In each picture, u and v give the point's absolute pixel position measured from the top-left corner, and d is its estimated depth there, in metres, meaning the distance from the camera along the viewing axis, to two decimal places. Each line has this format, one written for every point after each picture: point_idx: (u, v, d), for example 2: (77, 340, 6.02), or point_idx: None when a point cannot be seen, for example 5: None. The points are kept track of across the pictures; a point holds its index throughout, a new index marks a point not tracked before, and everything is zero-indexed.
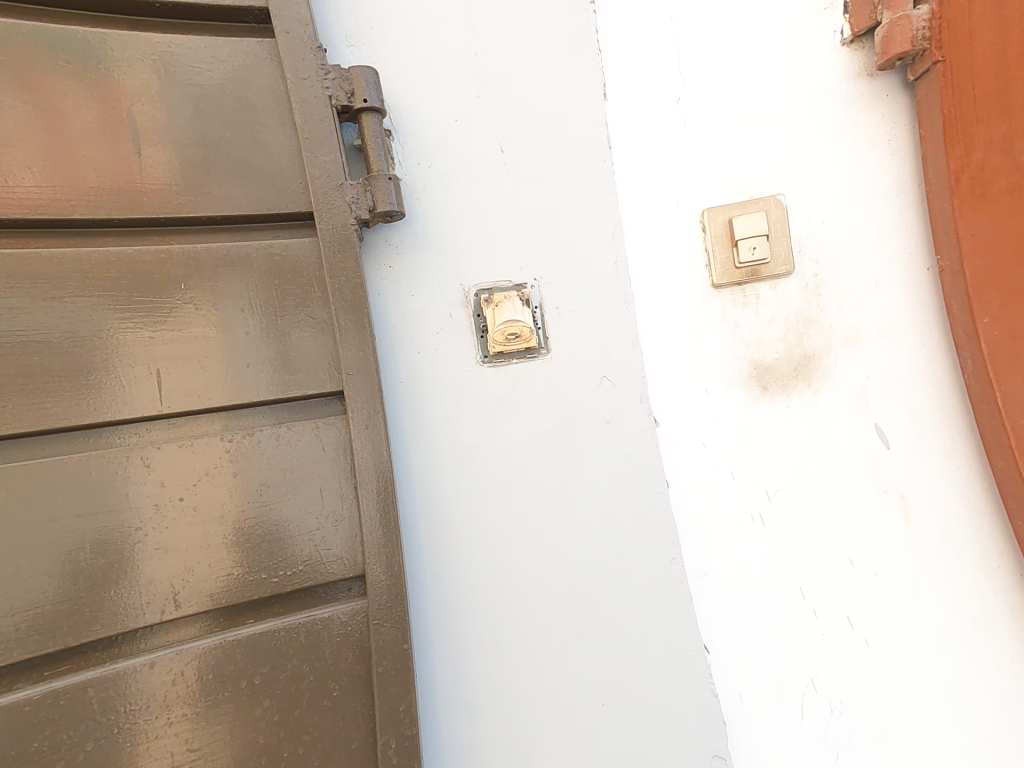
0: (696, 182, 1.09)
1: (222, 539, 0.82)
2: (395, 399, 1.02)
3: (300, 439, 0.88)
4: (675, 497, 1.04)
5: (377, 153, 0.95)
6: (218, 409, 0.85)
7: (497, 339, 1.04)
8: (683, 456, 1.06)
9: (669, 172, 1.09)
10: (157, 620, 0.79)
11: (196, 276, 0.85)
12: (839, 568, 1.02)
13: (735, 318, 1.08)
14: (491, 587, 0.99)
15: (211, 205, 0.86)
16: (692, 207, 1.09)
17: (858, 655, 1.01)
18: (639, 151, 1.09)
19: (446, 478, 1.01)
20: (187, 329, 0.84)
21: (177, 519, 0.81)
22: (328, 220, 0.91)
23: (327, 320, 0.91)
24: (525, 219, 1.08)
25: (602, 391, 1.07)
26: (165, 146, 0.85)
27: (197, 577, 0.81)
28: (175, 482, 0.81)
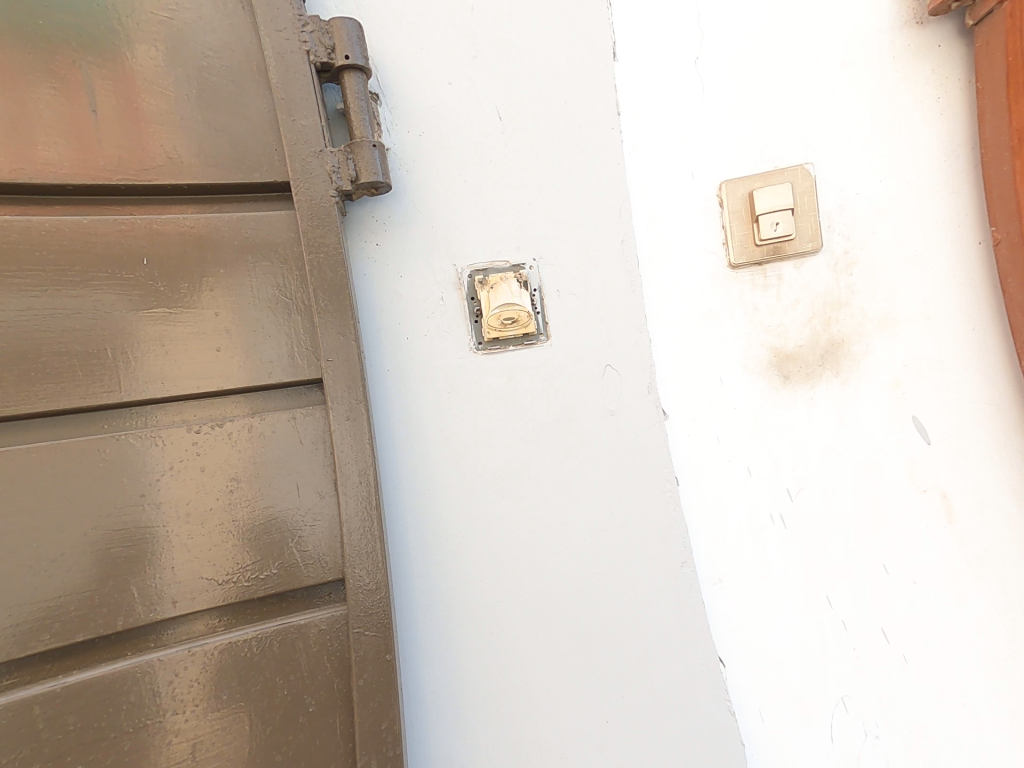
0: (713, 151, 0.99)
1: (188, 539, 0.75)
2: (382, 388, 0.95)
3: (275, 430, 0.81)
4: (687, 496, 0.96)
5: (361, 118, 0.87)
6: (184, 395, 0.78)
7: (492, 325, 0.97)
8: (697, 452, 0.97)
9: (685, 139, 1.00)
10: (110, 630, 0.71)
11: (160, 252, 0.78)
12: (872, 577, 0.93)
13: (752, 301, 0.99)
14: (487, 593, 0.91)
15: (177, 174, 0.79)
16: (709, 179, 1.00)
17: (894, 672, 0.92)
18: (653, 115, 0.99)
19: (438, 474, 0.94)
20: (150, 309, 0.77)
21: (137, 517, 0.74)
22: (308, 192, 0.84)
23: (305, 301, 0.84)
24: (525, 193, 1.00)
25: (606, 380, 0.99)
26: (127, 106, 0.77)
27: (160, 581, 0.74)
28: (134, 478, 0.74)
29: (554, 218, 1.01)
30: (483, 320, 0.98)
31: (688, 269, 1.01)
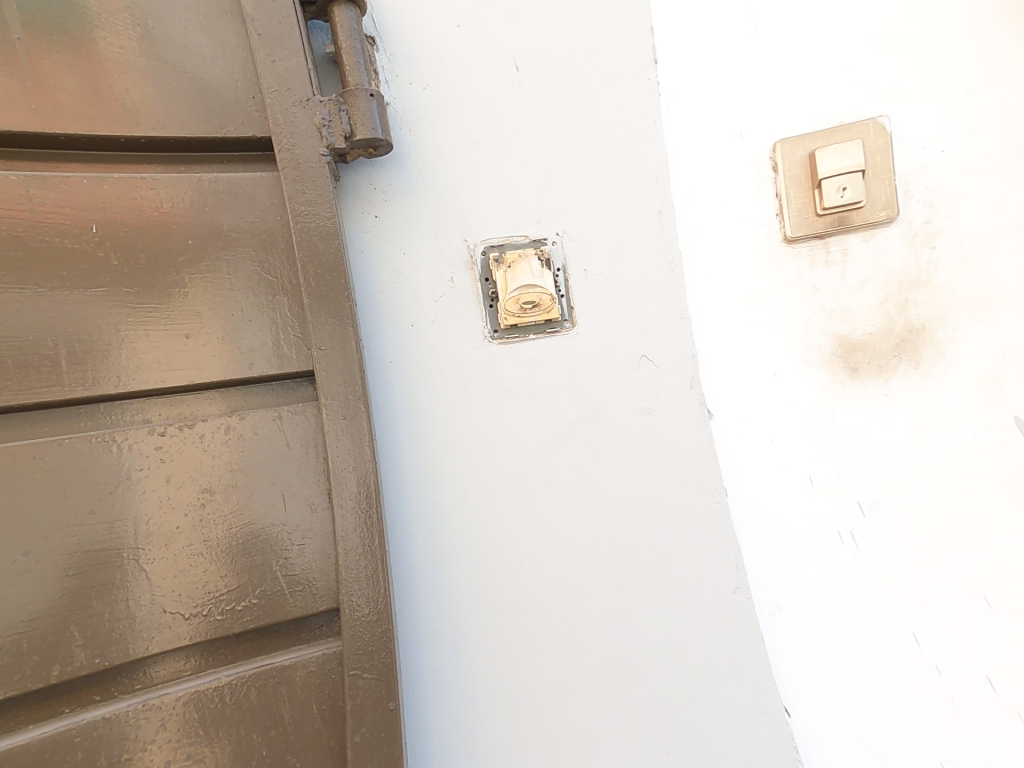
0: (765, 104, 0.85)
1: (150, 562, 0.63)
2: (382, 382, 0.82)
3: (257, 433, 0.69)
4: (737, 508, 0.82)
5: (355, 61, 0.74)
6: (143, 391, 0.66)
7: (510, 310, 0.85)
8: (748, 456, 0.84)
9: (732, 91, 0.85)
10: (45, 683, 0.58)
11: (112, 219, 0.65)
12: (974, 612, 0.80)
13: (813, 282, 0.85)
14: (514, 628, 0.79)
15: (132, 126, 0.66)
16: (761, 138, 0.85)
17: (1004, 727, 0.79)
18: (694, 63, 0.85)
19: (448, 481, 0.81)
20: (100, 288, 0.64)
21: (84, 539, 0.61)
22: (294, 150, 0.72)
23: (291, 279, 0.72)
24: (546, 156, 0.86)
25: (640, 373, 0.86)
26: (66, 39, 0.63)
27: (112, 617, 0.61)
28: (80, 492, 0.61)
29: (581, 185, 0.87)
30: (499, 304, 0.86)
31: (735, 244, 0.87)
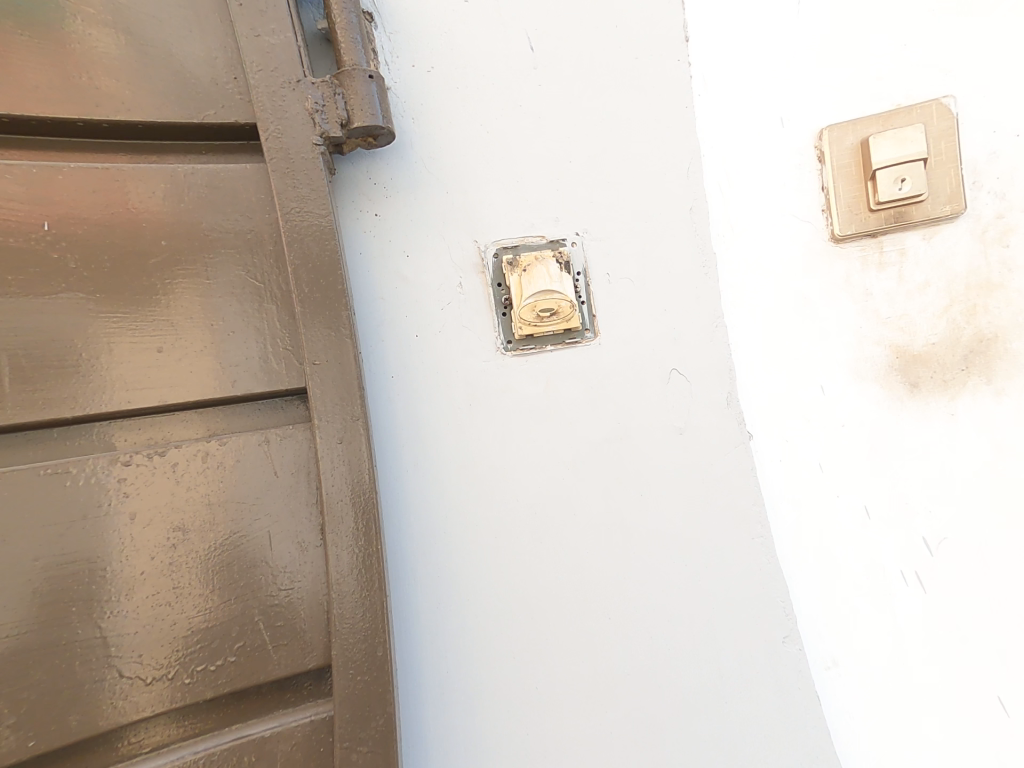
0: (808, 84, 0.76)
1: (110, 613, 0.55)
2: (385, 397, 0.75)
3: (239, 460, 0.61)
4: (787, 547, 0.73)
5: (351, 38, 0.67)
6: (104, 413, 0.57)
7: (525, 318, 0.77)
8: (804, 487, 0.74)
9: (771, 69, 0.77)
10: None
11: (69, 214, 0.57)
12: None
13: (865, 284, 0.76)
14: (549, 693, 0.70)
15: (93, 108, 0.58)
16: (805, 122, 0.76)
17: None
18: (729, 41, 0.77)
19: (459, 509, 0.73)
20: (56, 294, 0.56)
21: (27, 593, 0.53)
22: (284, 138, 0.65)
23: (281, 283, 0.65)
24: (564, 147, 0.79)
25: (670, 388, 0.79)
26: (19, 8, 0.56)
27: (62, 682, 0.53)
28: (26, 535, 0.53)
29: (602, 179, 0.79)
30: (514, 312, 0.78)
31: (783, 244, 0.78)
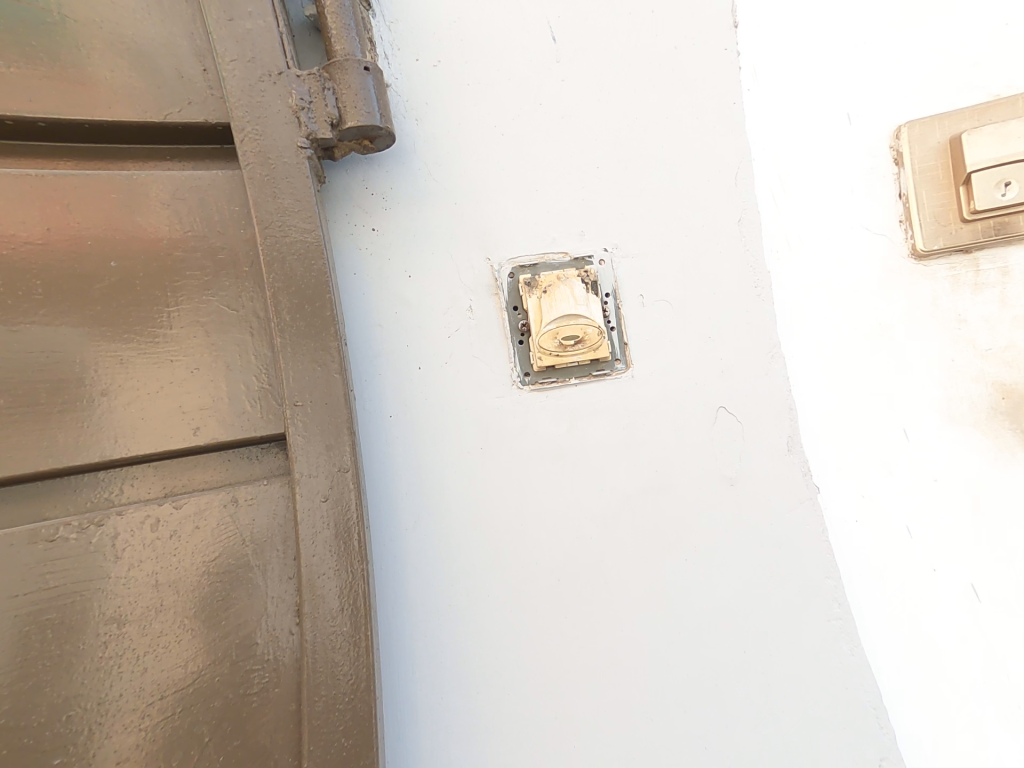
0: (875, 78, 0.66)
1: (2, 753, 0.44)
2: (382, 440, 0.64)
3: (199, 527, 0.51)
4: (879, 627, 0.62)
5: (343, 24, 0.58)
6: (26, 470, 0.48)
7: (546, 348, 0.66)
8: (894, 557, 0.62)
9: (832, 61, 0.67)
10: None
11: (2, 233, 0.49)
12: None
13: (957, 309, 0.64)
14: None
15: (25, 102, 0.49)
16: (874, 119, 0.66)
17: None
18: (781, 28, 0.67)
19: (472, 575, 0.62)
20: None
21: None
22: (262, 139, 0.55)
23: (257, 309, 0.56)
24: (591, 150, 0.68)
25: (720, 430, 0.66)
26: None
27: None
28: None
29: (634, 186, 0.68)
30: (532, 339, 0.67)
31: (860, 264, 0.65)
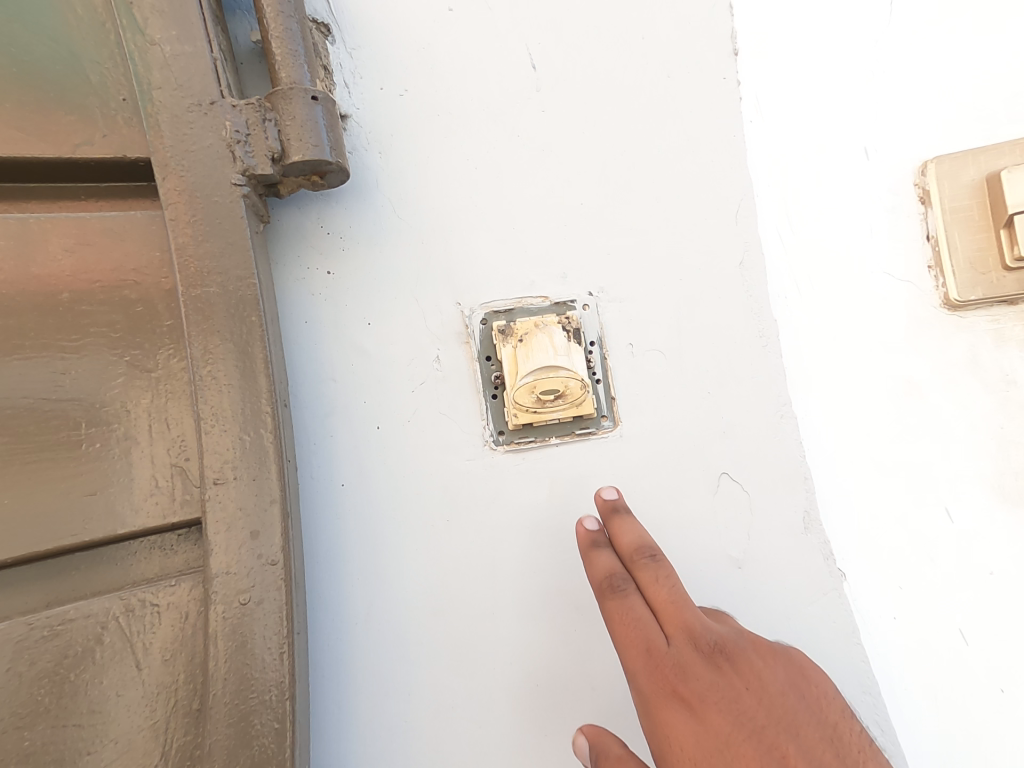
0: (892, 110, 0.60)
1: None
2: (330, 515, 0.55)
3: (82, 651, 0.42)
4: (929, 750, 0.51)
5: (289, 50, 0.51)
6: None
7: (522, 403, 0.57)
8: (944, 661, 0.53)
9: (844, 91, 0.61)
10: None
11: None
12: None
13: (1001, 367, 0.56)
14: None
15: None
16: (893, 154, 0.59)
17: None
18: (787, 56, 0.62)
19: (432, 674, 0.54)
20: None
21: None
22: (189, 176, 0.48)
23: (175, 369, 0.48)
24: (574, 185, 0.61)
25: (725, 503, 0.57)
26: None
27: None
28: None
29: (623, 224, 0.61)
30: (506, 393, 0.58)
31: (887, 313, 0.57)
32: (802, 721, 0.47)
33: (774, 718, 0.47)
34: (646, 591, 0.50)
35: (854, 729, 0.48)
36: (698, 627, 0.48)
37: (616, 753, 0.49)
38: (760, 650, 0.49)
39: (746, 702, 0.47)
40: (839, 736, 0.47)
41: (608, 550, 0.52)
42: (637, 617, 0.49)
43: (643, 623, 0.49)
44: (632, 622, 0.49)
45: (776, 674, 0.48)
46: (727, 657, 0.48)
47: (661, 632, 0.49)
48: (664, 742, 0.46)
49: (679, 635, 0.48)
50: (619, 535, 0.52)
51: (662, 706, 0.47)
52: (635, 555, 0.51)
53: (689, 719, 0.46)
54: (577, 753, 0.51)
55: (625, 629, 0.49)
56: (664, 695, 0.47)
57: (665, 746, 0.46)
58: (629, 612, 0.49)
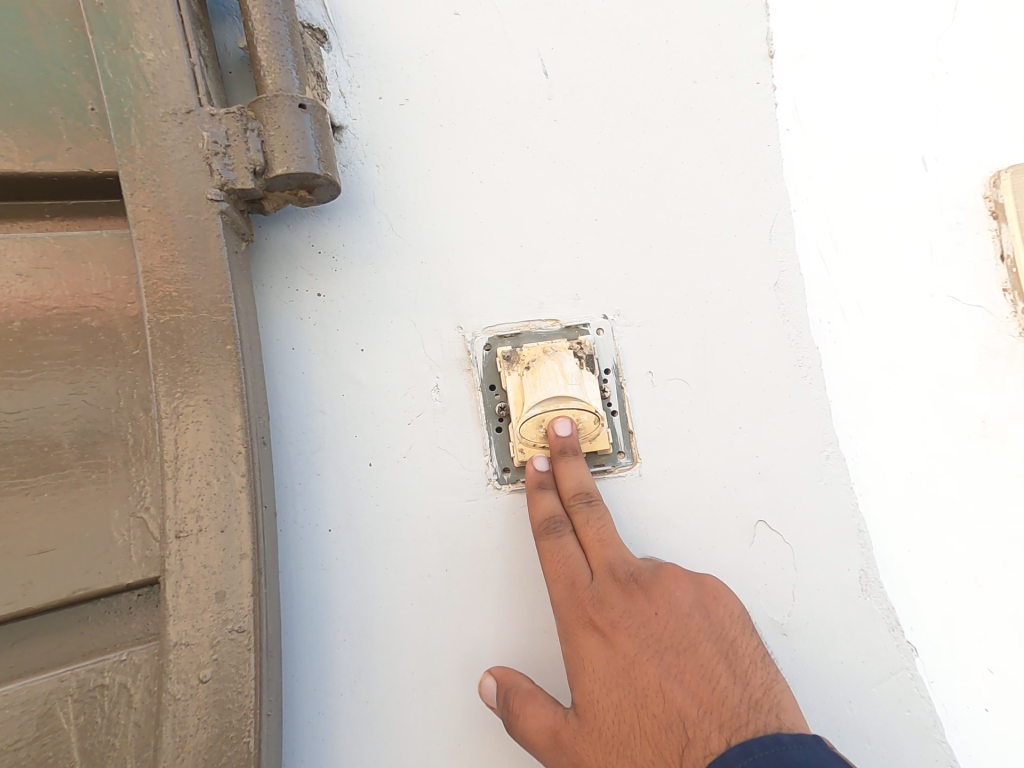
0: (948, 128, 0.57)
1: None
2: (314, 567, 0.49)
3: (12, 747, 0.36)
4: None
5: (276, 55, 0.47)
6: None
7: (529, 439, 0.51)
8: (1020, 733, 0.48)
9: (896, 106, 0.57)
10: None
11: None
12: None
13: None
14: None
15: None
16: (954, 173, 0.56)
17: None
18: (830, 65, 0.57)
19: (428, 756, 0.47)
20: None
21: None
22: (161, 191, 0.43)
23: (137, 405, 0.42)
24: (589, 199, 0.55)
25: (764, 557, 0.49)
26: None
27: None
28: None
29: (644, 242, 0.55)
30: (512, 427, 0.52)
31: (951, 343, 0.54)
32: (703, 637, 0.44)
33: (680, 638, 0.44)
34: (578, 530, 0.48)
35: (753, 643, 0.44)
36: (618, 560, 0.46)
37: (525, 688, 0.44)
38: (675, 577, 0.46)
39: (657, 628, 0.44)
40: (736, 650, 0.44)
41: (551, 491, 0.50)
42: (566, 553, 0.47)
43: (571, 558, 0.46)
44: (561, 557, 0.47)
45: (693, 606, 0.45)
46: (642, 585, 0.46)
47: (585, 566, 0.46)
48: (576, 665, 0.44)
49: (600, 569, 0.46)
50: (563, 477, 0.49)
51: (578, 633, 0.45)
52: (571, 497, 0.48)
53: (601, 644, 0.44)
54: (481, 694, 0.46)
55: (553, 564, 0.47)
56: (581, 623, 0.45)
57: (577, 670, 0.44)
58: (560, 550, 0.47)
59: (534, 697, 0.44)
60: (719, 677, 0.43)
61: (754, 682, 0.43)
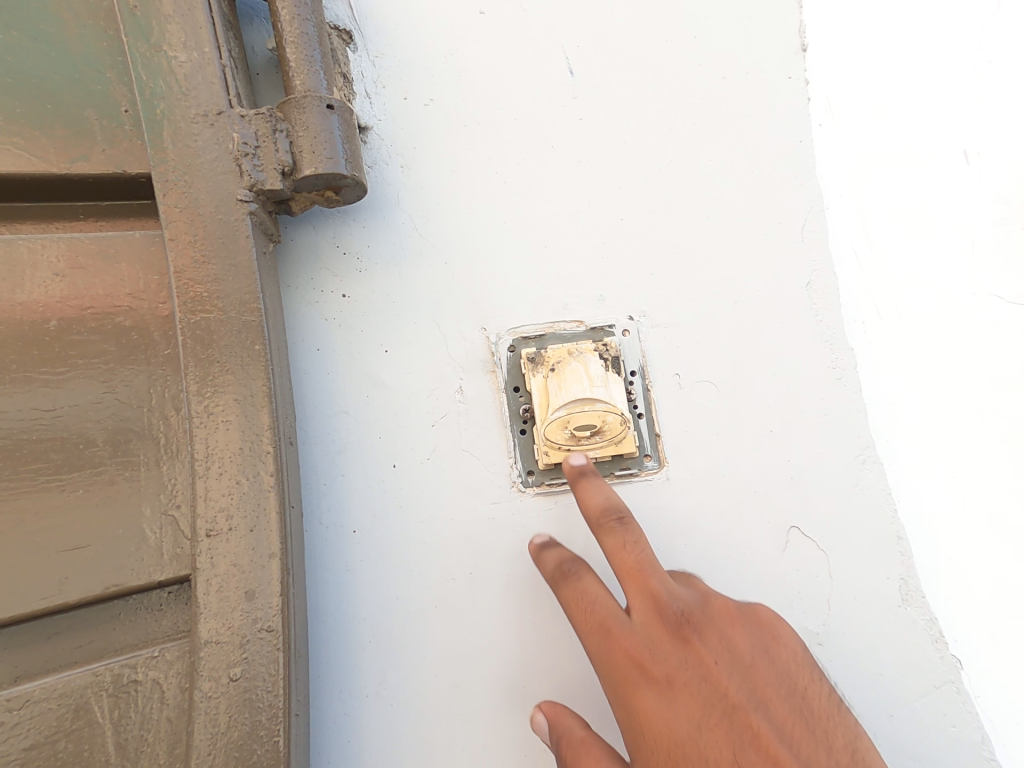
0: (989, 123, 0.56)
1: None
2: (339, 568, 0.49)
3: (49, 741, 0.36)
4: None
5: (304, 56, 0.47)
6: None
7: (554, 440, 0.50)
8: None
9: (935, 101, 0.56)
10: None
11: None
12: None
13: None
14: None
15: None
16: (995, 169, 0.55)
17: None
18: (866, 59, 0.56)
19: (453, 761, 0.46)
20: None
21: None
22: (192, 192, 0.43)
23: (168, 404, 0.42)
24: (616, 197, 0.54)
25: (797, 564, 0.48)
26: None
27: None
28: None
29: (672, 241, 0.54)
30: (537, 429, 0.51)
31: (993, 344, 0.52)
32: (769, 686, 0.42)
33: (746, 691, 0.41)
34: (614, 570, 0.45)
35: (823, 692, 0.42)
36: (667, 602, 0.43)
37: (578, 737, 0.42)
38: (731, 618, 0.43)
39: (720, 679, 0.41)
40: (807, 702, 0.42)
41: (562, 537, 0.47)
42: (602, 599, 0.44)
43: (610, 603, 0.43)
44: (597, 604, 0.43)
45: (754, 651, 0.42)
46: (697, 629, 0.43)
47: (630, 611, 0.43)
48: (634, 727, 0.40)
49: (649, 614, 0.43)
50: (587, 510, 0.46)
51: (632, 689, 0.41)
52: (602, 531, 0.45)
53: (659, 700, 0.40)
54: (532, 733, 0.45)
55: (591, 613, 0.43)
56: (634, 678, 0.41)
57: (635, 732, 0.40)
58: (596, 597, 0.44)
59: (587, 748, 0.41)
60: (793, 735, 0.40)
61: (834, 741, 0.40)
